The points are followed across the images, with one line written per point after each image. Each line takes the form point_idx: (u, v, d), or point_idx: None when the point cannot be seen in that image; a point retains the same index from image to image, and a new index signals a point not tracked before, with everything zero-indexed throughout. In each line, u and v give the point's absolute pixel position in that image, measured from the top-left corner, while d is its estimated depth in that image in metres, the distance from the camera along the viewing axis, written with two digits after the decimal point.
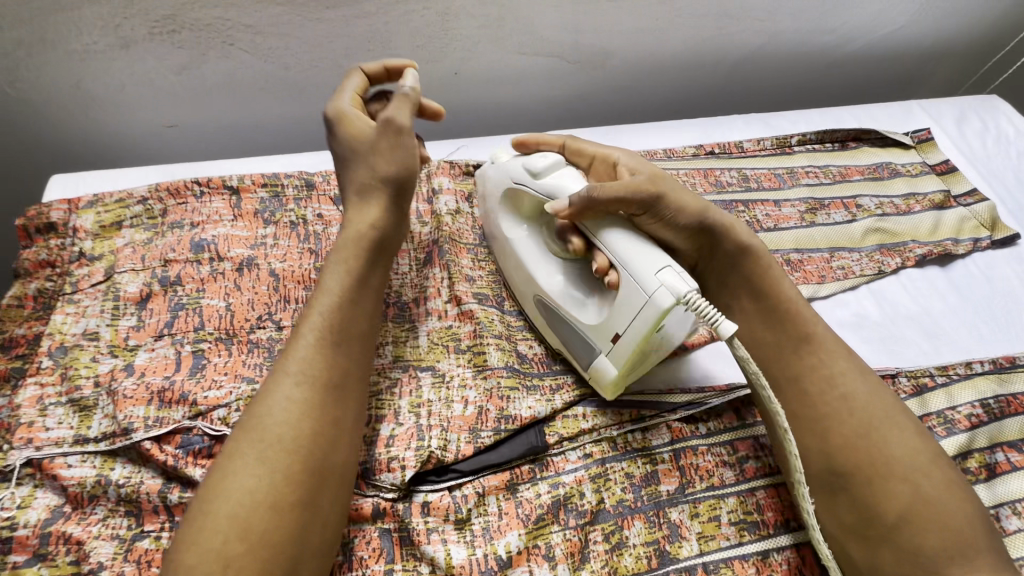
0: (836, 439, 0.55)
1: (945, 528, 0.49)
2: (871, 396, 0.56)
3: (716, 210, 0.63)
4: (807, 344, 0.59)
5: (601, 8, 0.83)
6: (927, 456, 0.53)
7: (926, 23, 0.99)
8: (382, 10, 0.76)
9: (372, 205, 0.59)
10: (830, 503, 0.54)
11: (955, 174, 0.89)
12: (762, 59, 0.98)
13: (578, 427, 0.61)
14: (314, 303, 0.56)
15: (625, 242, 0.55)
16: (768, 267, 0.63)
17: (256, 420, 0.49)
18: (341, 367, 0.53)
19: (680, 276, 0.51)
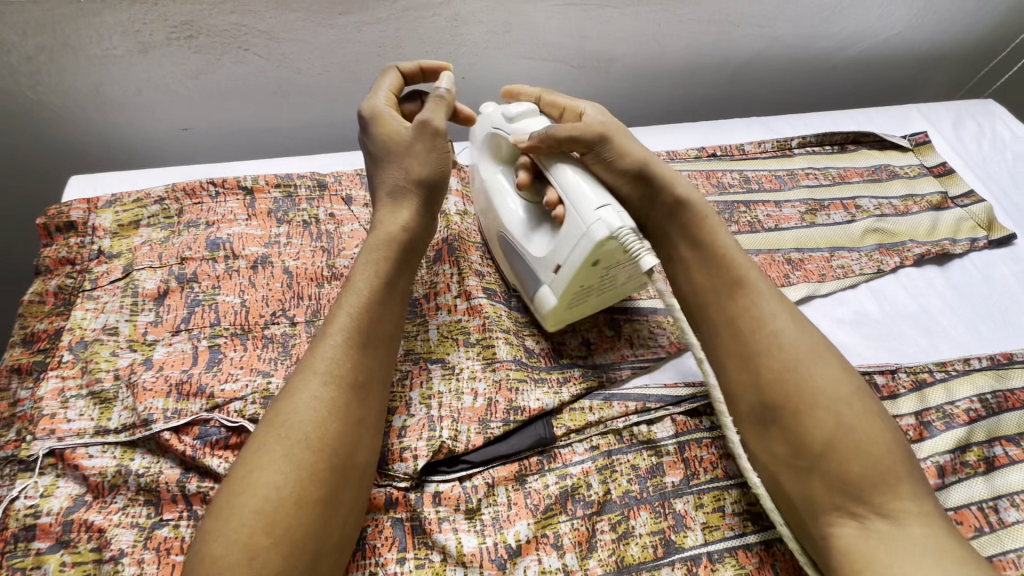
0: (767, 373, 0.56)
1: (867, 455, 0.51)
2: (800, 334, 0.58)
3: (659, 163, 0.66)
4: (742, 287, 0.61)
5: (605, 14, 0.85)
6: (851, 389, 0.54)
7: (923, 28, 1.01)
8: (393, 16, 0.78)
9: (407, 207, 0.62)
10: (764, 438, 0.56)
11: (952, 175, 0.90)
12: (762, 64, 1.00)
13: (585, 419, 0.63)
14: (341, 302, 0.57)
15: (572, 180, 0.59)
16: (708, 216, 0.65)
17: (285, 416, 0.51)
18: (366, 368, 0.55)
19: (617, 215, 0.56)
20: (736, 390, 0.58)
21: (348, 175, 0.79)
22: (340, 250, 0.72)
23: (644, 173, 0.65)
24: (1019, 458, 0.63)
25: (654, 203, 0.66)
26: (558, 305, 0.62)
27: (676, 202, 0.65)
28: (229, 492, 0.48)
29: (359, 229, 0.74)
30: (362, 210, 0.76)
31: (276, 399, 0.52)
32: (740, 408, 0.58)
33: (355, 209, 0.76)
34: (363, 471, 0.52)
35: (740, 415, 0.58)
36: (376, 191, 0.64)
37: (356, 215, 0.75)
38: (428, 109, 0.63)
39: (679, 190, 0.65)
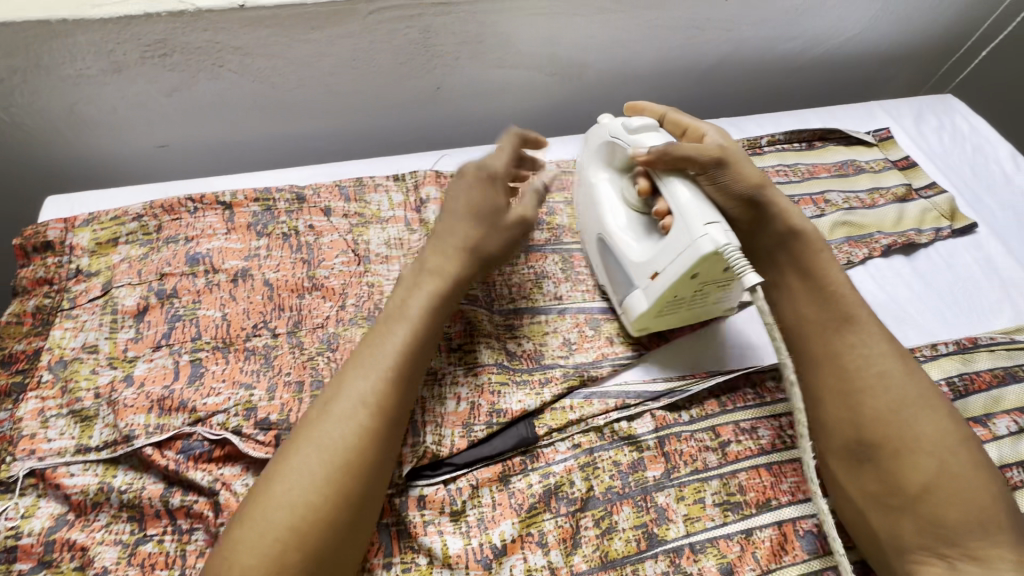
0: (869, 412, 0.59)
1: (968, 504, 0.54)
2: (908, 377, 0.60)
3: (772, 189, 0.67)
4: (850, 324, 0.63)
5: (576, 22, 0.87)
6: (956, 439, 0.57)
7: (885, 28, 1.04)
8: (366, 30, 0.79)
9: (464, 268, 0.61)
10: (857, 471, 0.59)
11: (915, 168, 0.94)
12: (730, 66, 1.03)
13: (566, 418, 0.63)
14: (394, 326, 0.58)
15: (685, 193, 0.60)
16: (819, 248, 0.67)
17: (323, 434, 0.52)
18: (398, 403, 0.55)
19: (726, 233, 0.57)
20: (832, 424, 0.61)
21: (327, 187, 0.79)
22: (321, 261, 0.73)
23: (758, 196, 0.65)
24: (986, 437, 0.67)
25: (765, 229, 0.67)
26: (651, 309, 0.65)
27: (787, 230, 0.67)
28: (254, 498, 0.50)
29: (339, 239, 0.75)
30: (341, 221, 0.76)
31: (316, 414, 0.54)
32: (833, 442, 0.61)
33: (335, 220, 0.76)
34: (380, 495, 0.54)
35: (833, 449, 0.61)
36: (444, 233, 0.63)
37: (336, 226, 0.76)
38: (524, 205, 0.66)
39: (789, 219, 0.67)
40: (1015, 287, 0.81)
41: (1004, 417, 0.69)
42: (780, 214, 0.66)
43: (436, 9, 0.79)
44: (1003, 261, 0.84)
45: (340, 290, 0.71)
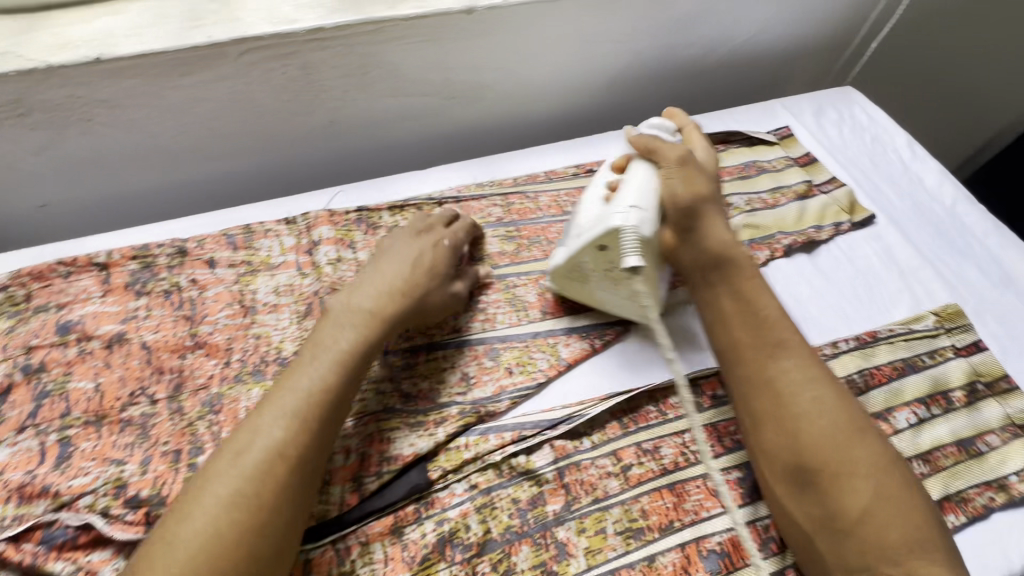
0: (804, 436, 0.56)
1: (907, 524, 0.51)
2: (839, 401, 0.57)
3: (715, 208, 0.69)
4: (782, 347, 0.60)
5: (464, 46, 0.85)
6: (888, 461, 0.54)
7: (781, 27, 1.05)
8: (240, 71, 0.77)
9: (400, 315, 0.63)
10: (800, 496, 0.55)
11: (815, 165, 0.95)
12: (633, 75, 1.03)
13: (461, 458, 0.62)
14: (319, 365, 0.57)
15: (641, 179, 0.67)
16: (750, 274, 0.66)
17: (227, 492, 0.49)
18: (317, 453, 0.54)
19: (641, 219, 0.63)
20: (770, 449, 0.58)
21: (212, 238, 0.76)
22: (204, 317, 0.70)
23: (699, 207, 0.67)
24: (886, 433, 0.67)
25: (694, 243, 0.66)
26: (563, 266, 0.69)
27: (717, 249, 0.66)
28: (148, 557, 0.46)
29: (224, 292, 0.72)
30: (226, 272, 0.73)
31: (224, 466, 0.51)
32: (773, 467, 0.58)
33: (220, 271, 0.73)
34: (294, 546, 0.51)
35: (774, 475, 0.58)
36: (400, 279, 0.64)
37: (221, 278, 0.73)
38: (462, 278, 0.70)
39: (721, 241, 0.66)
40: (913, 276, 0.83)
41: (904, 410, 0.70)
42: (708, 236, 0.66)
43: (310, 45, 0.77)
44: (901, 250, 0.85)
45: (224, 346, 0.68)
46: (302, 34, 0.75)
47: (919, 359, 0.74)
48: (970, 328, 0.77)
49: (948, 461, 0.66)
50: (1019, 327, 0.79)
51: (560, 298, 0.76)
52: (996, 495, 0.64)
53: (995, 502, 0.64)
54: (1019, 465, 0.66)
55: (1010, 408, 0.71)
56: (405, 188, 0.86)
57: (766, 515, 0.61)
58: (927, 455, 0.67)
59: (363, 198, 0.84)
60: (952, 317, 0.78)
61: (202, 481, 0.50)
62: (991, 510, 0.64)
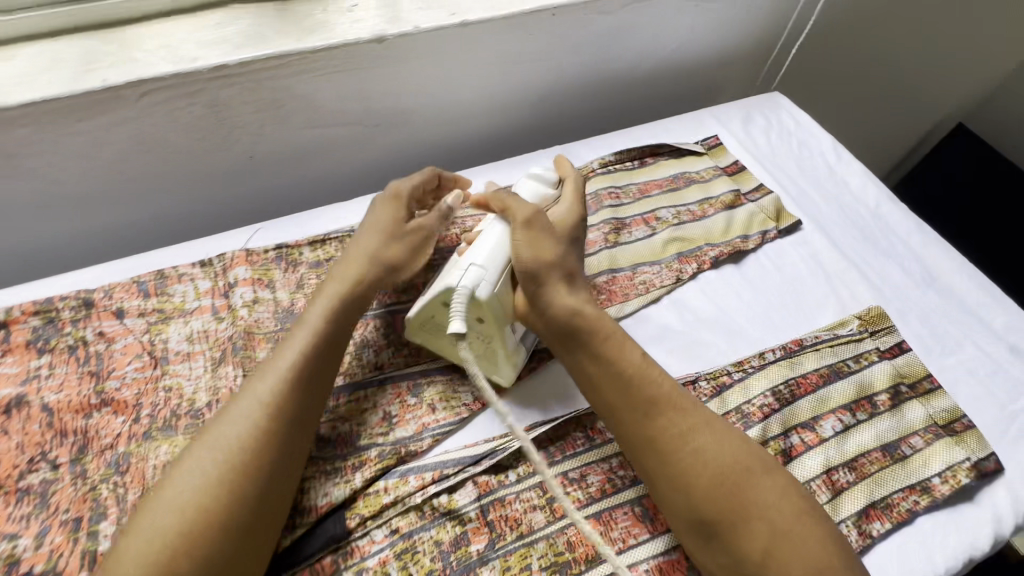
0: (695, 491, 0.56)
1: (804, 555, 0.52)
2: (719, 447, 0.58)
3: (564, 271, 0.66)
4: (655, 405, 0.60)
5: (380, 74, 0.84)
6: (777, 492, 0.56)
7: (705, 36, 1.06)
8: (143, 113, 0.74)
9: (366, 270, 0.67)
10: (705, 546, 0.56)
11: (742, 173, 0.96)
12: (562, 92, 1.02)
13: (380, 503, 0.60)
14: (296, 331, 0.62)
15: (488, 238, 0.67)
16: (608, 334, 0.64)
17: (215, 440, 0.54)
18: (300, 400, 0.58)
19: (477, 281, 0.63)
20: (670, 506, 0.58)
21: (122, 286, 0.73)
22: (111, 371, 0.67)
23: (544, 274, 0.65)
24: (813, 443, 0.68)
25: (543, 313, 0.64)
26: (416, 320, 0.67)
27: (567, 315, 0.63)
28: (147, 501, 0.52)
29: (134, 344, 0.69)
30: (137, 322, 0.71)
31: (217, 420, 0.56)
32: (677, 522, 0.57)
33: (129, 322, 0.71)
34: (284, 491, 0.55)
35: (679, 529, 0.57)
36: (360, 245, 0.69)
37: (130, 329, 0.70)
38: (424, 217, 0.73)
39: (570, 304, 0.64)
40: (838, 279, 0.84)
41: (830, 418, 0.70)
42: (557, 301, 0.64)
43: (216, 82, 0.75)
44: (826, 255, 0.86)
45: (133, 402, 0.65)
46: (205, 72, 0.73)
47: (844, 365, 0.74)
48: (893, 329, 0.78)
49: (873, 467, 0.67)
50: (941, 325, 0.80)
51: None
52: (919, 498, 0.65)
53: (918, 505, 0.65)
54: (941, 466, 0.67)
55: (933, 408, 0.72)
56: (328, 222, 0.85)
57: None
58: (852, 462, 0.67)
59: (284, 235, 0.82)
60: (876, 320, 0.79)
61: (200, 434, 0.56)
62: (915, 514, 0.64)
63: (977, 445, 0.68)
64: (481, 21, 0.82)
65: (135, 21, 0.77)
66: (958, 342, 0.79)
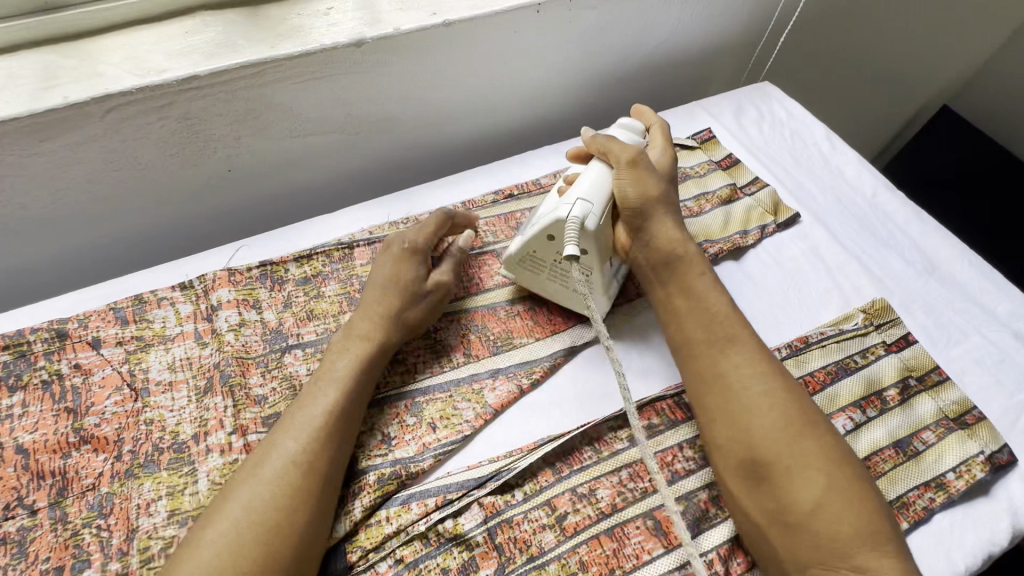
0: (758, 428, 0.55)
1: (859, 515, 0.51)
2: (790, 395, 0.57)
3: (667, 209, 0.67)
4: (732, 342, 0.60)
5: (360, 79, 0.80)
6: (841, 453, 0.54)
7: (693, 27, 1.04)
8: (110, 130, 0.70)
9: (389, 335, 0.65)
10: (754, 488, 0.55)
11: (737, 166, 0.93)
12: (550, 90, 0.99)
13: (382, 534, 0.57)
14: (322, 385, 0.60)
15: (595, 174, 0.68)
16: (699, 272, 0.65)
17: (246, 499, 0.52)
18: (329, 459, 0.56)
19: (586, 211, 0.64)
20: (725, 443, 0.57)
21: (97, 314, 0.69)
22: (89, 407, 0.63)
23: (648, 210, 0.66)
24: None
25: (645, 246, 0.66)
26: (515, 257, 0.71)
27: (665, 248, 0.66)
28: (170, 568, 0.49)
29: (113, 376, 0.65)
30: (115, 352, 0.67)
31: (242, 479, 0.54)
32: (727, 460, 0.57)
33: (107, 352, 0.67)
34: (316, 551, 0.53)
35: (728, 468, 0.57)
36: (379, 307, 0.66)
37: (108, 359, 0.66)
38: (440, 272, 0.71)
39: (671, 240, 0.66)
40: (841, 272, 0.82)
41: (841, 416, 0.68)
42: (658, 235, 0.66)
43: (187, 94, 0.71)
44: (827, 247, 0.84)
45: (113, 438, 0.62)
46: (174, 84, 0.69)
47: (851, 361, 0.73)
48: (898, 321, 0.77)
49: (887, 466, 0.65)
50: (945, 315, 0.79)
51: (485, 338, 0.72)
52: (935, 495, 0.64)
53: (934, 503, 0.63)
54: (956, 460, 0.66)
55: (943, 401, 0.70)
56: (312, 236, 0.81)
57: (709, 549, 0.59)
58: (865, 461, 0.65)
59: (267, 251, 0.79)
60: (880, 313, 0.77)
61: (223, 496, 0.53)
62: (932, 511, 0.63)
63: (990, 438, 0.67)
64: (464, 20, 0.79)
65: (99, 32, 0.73)
66: (964, 332, 0.77)
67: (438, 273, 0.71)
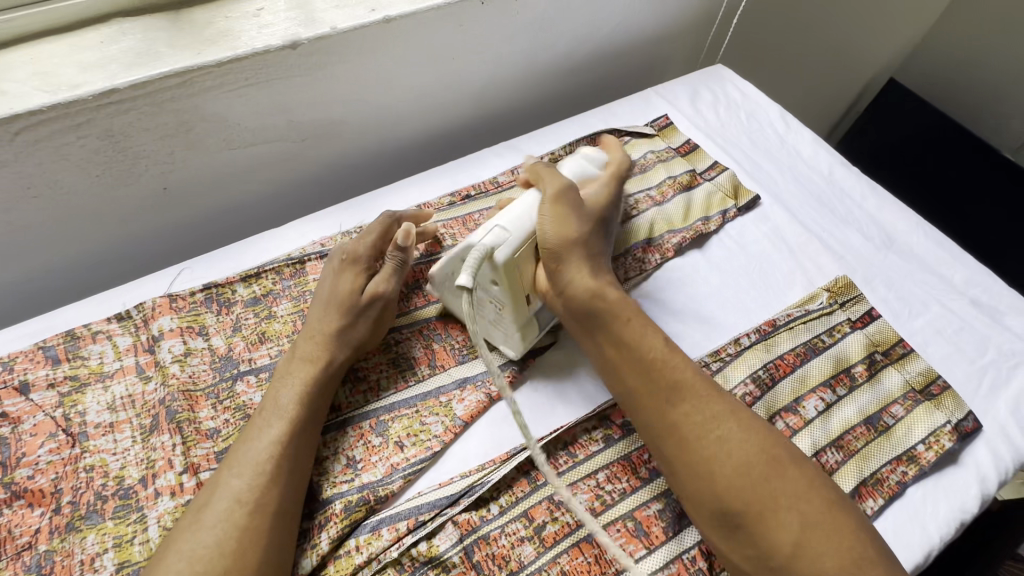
0: (720, 480, 0.53)
1: (838, 547, 0.50)
2: (743, 435, 0.55)
3: (587, 248, 0.66)
4: (677, 389, 0.58)
5: (297, 84, 0.75)
6: (806, 484, 0.53)
7: (643, 12, 1.02)
8: (23, 153, 0.64)
9: (336, 355, 0.62)
10: (731, 538, 0.53)
11: (696, 151, 0.93)
12: (503, 85, 0.96)
13: (352, 565, 0.54)
14: (267, 419, 0.57)
15: (525, 207, 0.65)
16: (628, 316, 0.63)
17: (191, 547, 0.49)
18: (279, 493, 0.53)
19: (495, 241, 0.61)
20: (694, 496, 0.55)
21: (24, 355, 0.63)
22: (21, 458, 0.58)
23: (563, 251, 0.64)
24: (798, 427, 0.66)
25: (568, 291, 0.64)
26: (437, 278, 0.68)
27: (586, 294, 0.63)
28: None
29: (46, 422, 0.60)
30: (47, 396, 0.61)
31: (187, 527, 0.51)
32: (700, 513, 0.55)
33: (38, 396, 0.61)
34: None
35: (703, 521, 0.55)
36: (326, 326, 0.63)
37: (39, 405, 0.61)
38: (381, 282, 0.67)
39: (590, 286, 0.64)
40: (803, 252, 0.82)
41: (812, 398, 0.68)
42: (573, 283, 0.64)
43: (106, 110, 0.65)
44: (789, 228, 0.84)
45: (50, 490, 0.57)
46: (89, 100, 0.63)
47: (819, 341, 0.73)
48: (861, 298, 0.77)
49: (859, 443, 0.65)
50: (905, 287, 0.80)
51: (448, 347, 0.69)
52: (908, 469, 0.64)
53: (907, 476, 0.64)
54: (924, 432, 0.66)
55: (909, 373, 0.71)
56: (260, 253, 0.76)
57: (692, 545, 0.58)
58: (839, 441, 0.65)
59: (211, 273, 0.74)
60: (844, 290, 0.78)
61: (171, 543, 0.50)
62: (905, 485, 0.63)
63: (955, 407, 0.68)
64: (405, 15, 0.75)
65: (2, 46, 0.67)
66: (924, 302, 0.78)
67: (375, 282, 0.66)
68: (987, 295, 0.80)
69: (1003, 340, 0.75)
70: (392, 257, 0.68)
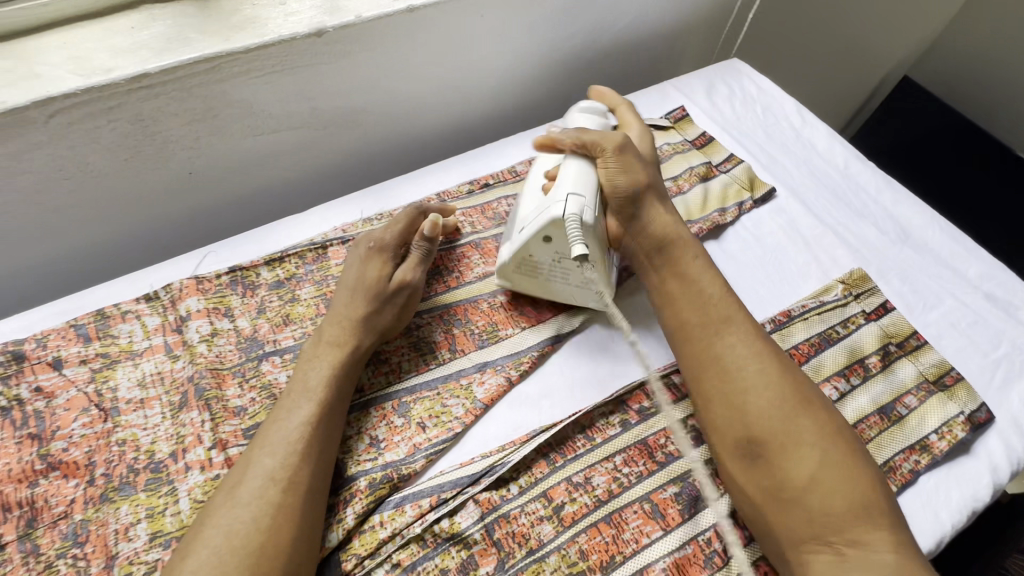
0: (752, 409, 0.57)
1: (852, 490, 0.52)
2: (784, 373, 0.59)
3: (658, 193, 0.70)
4: (727, 325, 0.62)
5: (322, 72, 0.77)
6: (835, 429, 0.56)
7: (661, 5, 1.03)
8: (57, 135, 0.65)
9: (363, 340, 0.64)
10: (749, 467, 0.57)
11: (712, 144, 0.93)
12: (521, 75, 0.97)
13: (376, 539, 0.56)
14: (297, 399, 0.58)
15: (578, 170, 0.67)
16: (693, 255, 0.68)
17: (227, 523, 0.50)
18: (309, 471, 0.54)
19: (580, 207, 0.64)
20: (722, 423, 0.59)
21: (56, 333, 0.65)
22: (55, 431, 0.59)
23: (639, 197, 0.69)
24: None
25: (642, 232, 0.68)
26: (513, 262, 0.68)
27: (661, 233, 0.68)
28: None
29: (78, 397, 0.62)
30: (80, 372, 0.63)
31: (220, 504, 0.52)
32: (723, 440, 0.59)
33: (70, 372, 0.63)
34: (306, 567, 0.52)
35: (725, 448, 0.59)
36: (353, 313, 0.64)
37: (72, 380, 0.63)
38: (407, 270, 0.68)
39: (662, 224, 0.69)
40: (818, 244, 0.83)
41: (826, 387, 0.69)
42: (652, 223, 0.68)
43: (137, 94, 0.67)
44: (805, 221, 0.85)
45: (84, 462, 0.58)
46: (122, 83, 0.65)
47: (833, 332, 0.74)
48: (876, 290, 0.78)
49: (872, 432, 0.66)
50: (920, 281, 0.80)
51: (468, 332, 0.70)
52: (920, 458, 0.65)
53: (920, 465, 0.65)
54: (937, 422, 0.67)
55: (922, 364, 0.72)
56: (283, 238, 0.78)
57: (706, 527, 0.59)
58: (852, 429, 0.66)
59: (236, 256, 0.75)
60: (858, 282, 0.78)
61: (205, 520, 0.51)
62: (918, 473, 0.64)
63: (968, 397, 0.69)
64: (429, 5, 0.76)
65: (36, 31, 0.68)
66: (939, 296, 0.79)
67: (403, 270, 0.68)
68: (1002, 289, 0.81)
69: (1018, 334, 0.76)
70: (418, 246, 0.70)
